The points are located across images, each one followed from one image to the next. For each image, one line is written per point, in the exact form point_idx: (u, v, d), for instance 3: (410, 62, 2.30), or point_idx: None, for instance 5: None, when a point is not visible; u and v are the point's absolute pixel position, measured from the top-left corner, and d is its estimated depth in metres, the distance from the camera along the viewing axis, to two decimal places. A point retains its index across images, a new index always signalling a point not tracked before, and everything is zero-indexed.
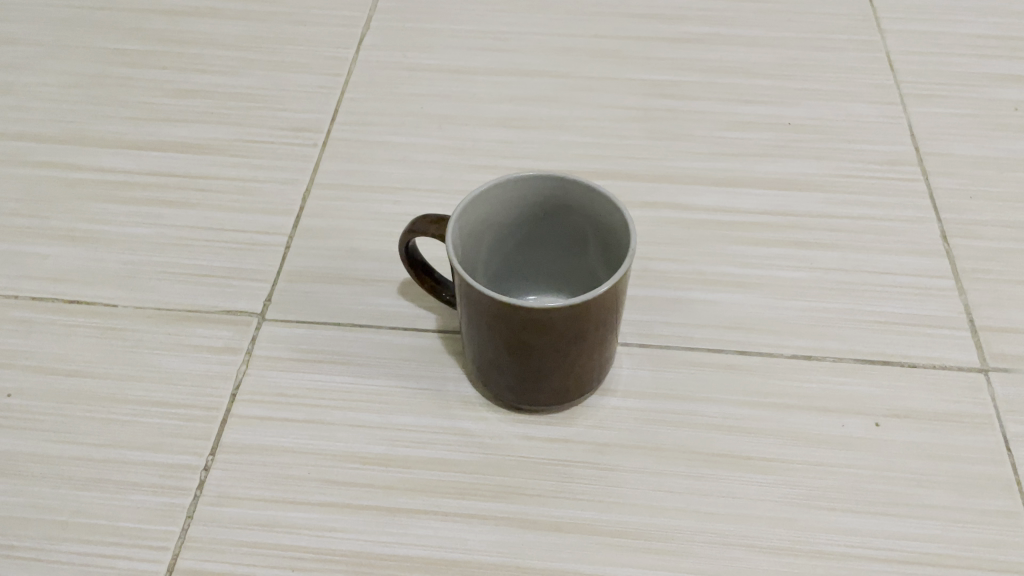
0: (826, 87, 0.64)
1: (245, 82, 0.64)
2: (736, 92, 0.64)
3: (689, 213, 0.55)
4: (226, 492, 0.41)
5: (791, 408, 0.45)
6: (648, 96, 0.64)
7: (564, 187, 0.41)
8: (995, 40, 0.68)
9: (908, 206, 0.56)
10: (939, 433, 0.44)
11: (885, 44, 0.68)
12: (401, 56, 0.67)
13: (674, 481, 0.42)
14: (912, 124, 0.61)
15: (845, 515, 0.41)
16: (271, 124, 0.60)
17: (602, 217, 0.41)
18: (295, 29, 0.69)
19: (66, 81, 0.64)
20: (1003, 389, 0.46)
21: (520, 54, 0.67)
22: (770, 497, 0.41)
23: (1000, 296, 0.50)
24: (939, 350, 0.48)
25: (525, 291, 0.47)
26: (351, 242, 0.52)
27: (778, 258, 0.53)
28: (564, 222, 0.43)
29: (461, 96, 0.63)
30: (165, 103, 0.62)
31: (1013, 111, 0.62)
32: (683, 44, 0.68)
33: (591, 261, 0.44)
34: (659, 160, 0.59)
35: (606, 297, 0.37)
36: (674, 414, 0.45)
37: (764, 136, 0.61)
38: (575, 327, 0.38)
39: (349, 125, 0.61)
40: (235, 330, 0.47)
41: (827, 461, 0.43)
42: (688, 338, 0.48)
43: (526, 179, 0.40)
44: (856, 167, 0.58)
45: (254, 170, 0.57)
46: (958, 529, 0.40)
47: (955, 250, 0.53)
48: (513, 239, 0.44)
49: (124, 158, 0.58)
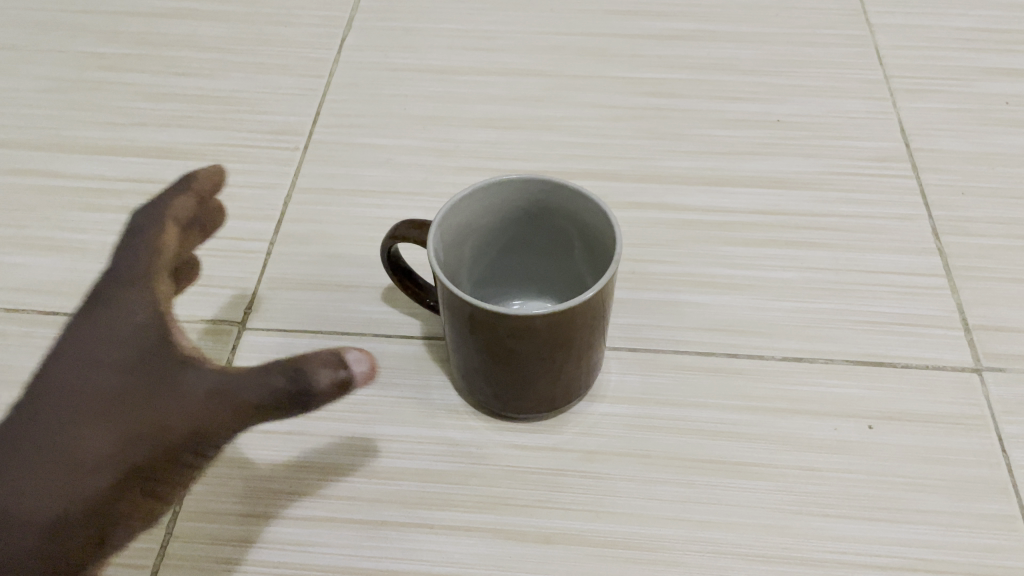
0: (814, 83, 0.64)
1: (225, 86, 0.63)
2: (724, 89, 0.64)
3: (679, 214, 0.55)
4: (206, 508, 0.40)
5: (779, 412, 0.45)
6: (634, 95, 0.63)
7: (548, 193, 0.40)
8: (986, 32, 0.68)
9: (898, 203, 0.55)
10: (933, 435, 0.44)
11: (874, 39, 0.68)
12: (385, 57, 0.66)
13: (660, 489, 0.42)
14: (902, 120, 0.61)
15: (834, 521, 0.41)
16: (253, 128, 0.60)
17: (586, 221, 0.40)
18: (277, 29, 0.69)
19: (45, 86, 0.64)
20: (998, 389, 0.46)
21: (505, 53, 0.67)
22: (759, 504, 0.41)
23: (994, 294, 0.50)
24: (930, 350, 0.47)
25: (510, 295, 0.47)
26: (335, 247, 0.52)
27: (766, 258, 0.52)
28: (548, 226, 0.42)
29: (446, 98, 0.63)
30: (144, 108, 0.62)
31: (1003, 104, 0.62)
32: (671, 41, 0.68)
33: (577, 265, 0.44)
34: (646, 159, 0.58)
35: (591, 302, 0.37)
36: (663, 419, 0.45)
37: (751, 134, 0.60)
38: (560, 334, 0.37)
39: (332, 127, 0.60)
40: (215, 341, 0.47)
41: (816, 467, 0.43)
42: (678, 342, 0.48)
43: (508, 184, 0.40)
44: (843, 165, 0.58)
45: (236, 175, 0.56)
46: (953, 534, 0.40)
47: (948, 248, 0.53)
48: (495, 245, 0.44)
49: (102, 164, 0.57)
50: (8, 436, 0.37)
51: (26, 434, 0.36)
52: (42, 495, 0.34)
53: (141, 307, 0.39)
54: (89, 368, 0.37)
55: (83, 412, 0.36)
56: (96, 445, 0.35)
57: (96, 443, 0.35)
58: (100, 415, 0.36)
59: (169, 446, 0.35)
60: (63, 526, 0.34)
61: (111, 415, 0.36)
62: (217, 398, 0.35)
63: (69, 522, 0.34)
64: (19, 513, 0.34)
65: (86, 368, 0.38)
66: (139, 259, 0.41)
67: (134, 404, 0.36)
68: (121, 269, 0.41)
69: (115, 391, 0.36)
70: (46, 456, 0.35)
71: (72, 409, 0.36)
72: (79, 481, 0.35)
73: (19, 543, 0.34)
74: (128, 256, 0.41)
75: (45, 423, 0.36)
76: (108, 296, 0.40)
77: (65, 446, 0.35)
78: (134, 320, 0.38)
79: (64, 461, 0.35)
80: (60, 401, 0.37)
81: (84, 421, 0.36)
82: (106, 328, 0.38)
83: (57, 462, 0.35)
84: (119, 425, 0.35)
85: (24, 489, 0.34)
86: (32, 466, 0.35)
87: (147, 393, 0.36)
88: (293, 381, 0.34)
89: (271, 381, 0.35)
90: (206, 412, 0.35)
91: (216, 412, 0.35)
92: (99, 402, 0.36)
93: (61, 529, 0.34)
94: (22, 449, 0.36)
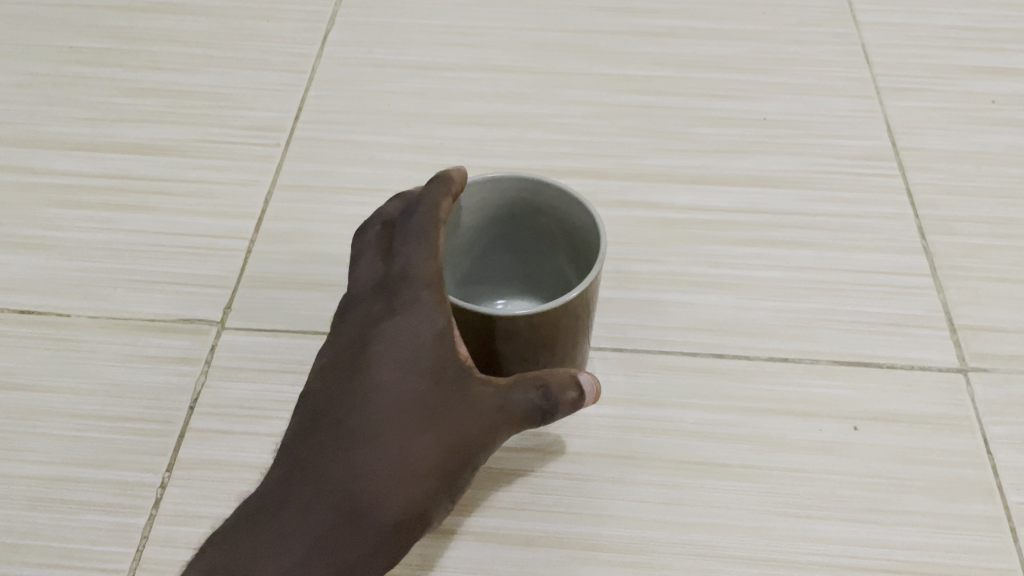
0: (801, 81, 0.64)
1: (206, 81, 0.63)
2: (710, 87, 0.63)
3: (664, 212, 0.55)
4: (182, 510, 0.39)
5: (764, 412, 0.44)
6: (619, 92, 0.63)
7: (534, 192, 0.40)
8: (973, 31, 0.68)
9: (885, 202, 0.55)
10: (918, 436, 0.43)
11: (861, 37, 0.68)
12: (368, 52, 0.65)
13: (644, 491, 0.41)
14: (888, 118, 0.61)
15: (818, 523, 0.40)
16: (234, 125, 0.59)
17: (568, 218, 0.40)
18: (258, 24, 0.68)
19: (21, 81, 0.63)
20: (984, 389, 0.45)
21: (490, 49, 0.66)
22: (743, 506, 0.41)
23: (980, 293, 0.50)
24: (916, 350, 0.47)
25: (495, 296, 0.47)
26: (317, 245, 0.51)
27: (752, 257, 0.52)
28: (530, 225, 0.42)
29: (430, 94, 0.62)
30: (123, 104, 0.61)
31: (990, 104, 0.62)
32: (657, 38, 0.67)
33: (560, 263, 0.43)
34: (631, 157, 0.58)
35: (575, 302, 0.36)
36: (647, 420, 0.44)
37: (738, 133, 0.60)
38: (544, 336, 0.37)
39: (314, 123, 0.59)
40: (194, 340, 0.46)
41: (801, 468, 0.42)
42: (664, 342, 0.48)
43: (487, 182, 0.40)
44: (828, 164, 0.58)
45: (216, 172, 0.56)
46: (939, 535, 0.40)
47: (933, 247, 0.52)
48: (476, 246, 0.43)
49: (80, 160, 0.56)
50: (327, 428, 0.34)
51: (341, 422, 0.34)
52: (386, 501, 0.33)
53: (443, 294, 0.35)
54: (397, 356, 0.34)
55: (402, 412, 0.34)
56: (421, 452, 0.33)
57: (420, 450, 0.33)
58: (416, 420, 0.34)
59: (471, 457, 0.35)
60: (398, 532, 0.33)
61: (431, 415, 0.34)
62: (508, 413, 0.35)
63: (403, 530, 0.33)
64: (373, 520, 0.32)
65: (391, 360, 0.34)
66: (428, 244, 0.36)
67: (450, 411, 0.34)
68: (410, 246, 0.36)
69: (430, 392, 0.34)
70: (375, 460, 0.33)
71: (392, 404, 0.34)
72: (409, 493, 0.33)
73: (371, 553, 0.32)
74: (411, 234, 0.36)
75: (361, 416, 0.34)
76: (399, 272, 0.36)
77: (393, 447, 0.33)
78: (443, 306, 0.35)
79: (399, 469, 0.33)
80: (371, 390, 0.34)
81: (409, 423, 0.34)
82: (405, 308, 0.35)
83: (390, 470, 0.33)
84: (439, 433, 0.34)
85: (372, 493, 0.33)
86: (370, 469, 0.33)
87: (458, 398, 0.34)
88: (548, 399, 0.35)
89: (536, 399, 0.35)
90: (497, 425, 0.35)
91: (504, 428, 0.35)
92: (416, 400, 0.34)
93: (398, 537, 0.33)
94: (351, 442, 0.33)
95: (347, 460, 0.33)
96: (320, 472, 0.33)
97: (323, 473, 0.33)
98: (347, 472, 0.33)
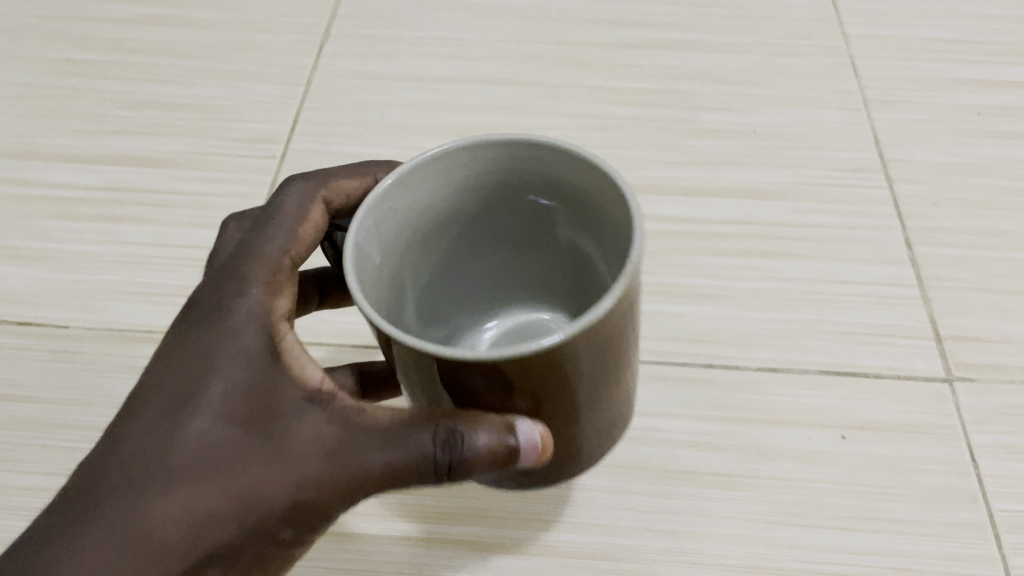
0: (791, 94, 0.65)
1: (201, 93, 0.63)
2: (701, 100, 0.64)
3: (655, 224, 0.56)
4: None
5: (753, 422, 0.45)
6: (611, 104, 0.64)
7: (534, 159, 0.33)
8: (961, 44, 0.68)
9: (873, 214, 0.56)
10: (903, 444, 0.44)
11: (851, 50, 0.68)
12: (362, 64, 0.66)
13: (636, 500, 0.43)
14: (876, 130, 0.62)
15: (805, 531, 0.41)
16: (229, 137, 0.60)
17: (584, 196, 0.33)
18: (254, 36, 0.69)
19: (19, 94, 0.64)
20: (968, 399, 0.46)
21: (484, 62, 0.67)
22: (731, 514, 0.42)
23: (965, 304, 0.50)
24: (903, 360, 0.48)
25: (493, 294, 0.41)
26: None
27: (742, 268, 0.53)
28: (535, 202, 0.36)
29: (423, 106, 0.63)
30: (119, 116, 0.62)
31: (976, 116, 0.63)
32: (648, 50, 0.68)
33: (589, 244, 0.36)
34: (623, 169, 0.59)
35: (602, 333, 0.26)
36: (639, 431, 0.45)
37: (728, 144, 0.61)
38: (563, 382, 0.27)
39: (309, 135, 0.60)
40: None
41: (789, 476, 0.43)
42: (654, 353, 0.49)
43: (484, 151, 0.33)
44: (818, 175, 0.58)
45: (212, 183, 0.56)
46: (923, 543, 0.41)
47: (919, 258, 0.53)
48: (477, 236, 0.38)
49: (76, 171, 0.57)
50: (80, 495, 0.30)
51: (92, 484, 0.30)
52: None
53: (257, 334, 0.31)
54: (168, 404, 0.31)
55: (165, 468, 0.30)
56: (193, 501, 0.29)
57: (193, 497, 0.29)
58: (179, 477, 0.29)
59: (275, 518, 0.30)
60: None
61: (212, 462, 0.30)
62: (346, 465, 0.29)
63: None
64: None
65: (169, 404, 0.31)
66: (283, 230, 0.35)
67: (235, 462, 0.30)
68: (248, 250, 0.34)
69: (211, 445, 0.30)
70: (109, 529, 0.29)
71: (150, 459, 0.30)
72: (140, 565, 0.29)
73: None
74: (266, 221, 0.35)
75: (116, 475, 0.30)
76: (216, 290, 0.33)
77: (137, 506, 0.29)
78: (246, 348, 0.31)
79: (138, 534, 0.29)
80: (142, 426, 0.31)
81: (168, 478, 0.29)
82: (198, 351, 0.31)
83: (126, 538, 0.29)
84: (205, 492, 0.29)
85: (94, 558, 0.29)
86: (117, 514, 0.29)
87: (263, 443, 0.30)
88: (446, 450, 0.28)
89: (421, 445, 0.29)
90: (324, 480, 0.29)
91: (345, 481, 0.29)
92: (193, 441, 0.30)
93: None
94: (102, 492, 0.30)
95: (100, 502, 0.30)
96: (57, 534, 0.29)
97: (52, 540, 0.29)
98: (74, 540, 0.29)
